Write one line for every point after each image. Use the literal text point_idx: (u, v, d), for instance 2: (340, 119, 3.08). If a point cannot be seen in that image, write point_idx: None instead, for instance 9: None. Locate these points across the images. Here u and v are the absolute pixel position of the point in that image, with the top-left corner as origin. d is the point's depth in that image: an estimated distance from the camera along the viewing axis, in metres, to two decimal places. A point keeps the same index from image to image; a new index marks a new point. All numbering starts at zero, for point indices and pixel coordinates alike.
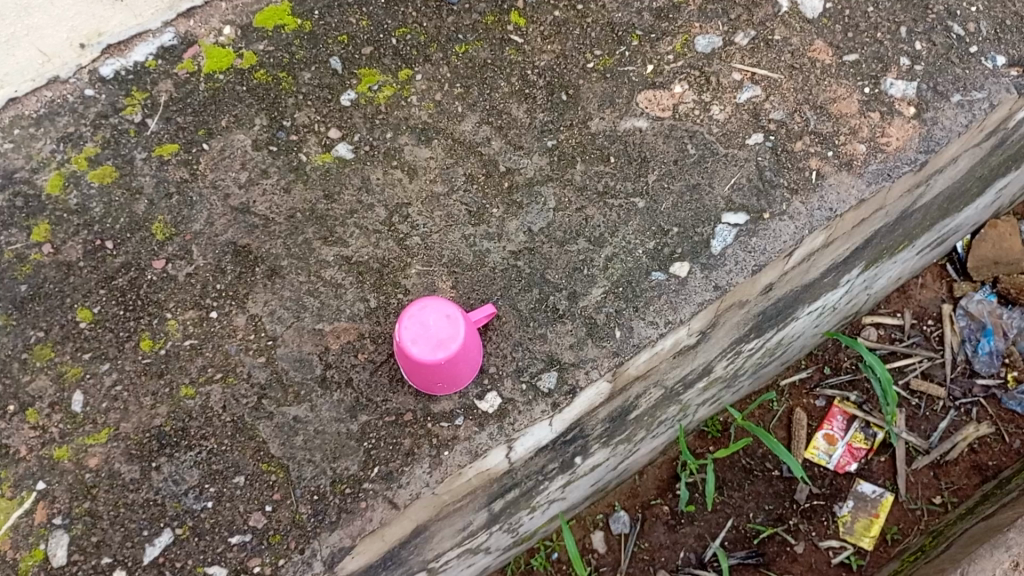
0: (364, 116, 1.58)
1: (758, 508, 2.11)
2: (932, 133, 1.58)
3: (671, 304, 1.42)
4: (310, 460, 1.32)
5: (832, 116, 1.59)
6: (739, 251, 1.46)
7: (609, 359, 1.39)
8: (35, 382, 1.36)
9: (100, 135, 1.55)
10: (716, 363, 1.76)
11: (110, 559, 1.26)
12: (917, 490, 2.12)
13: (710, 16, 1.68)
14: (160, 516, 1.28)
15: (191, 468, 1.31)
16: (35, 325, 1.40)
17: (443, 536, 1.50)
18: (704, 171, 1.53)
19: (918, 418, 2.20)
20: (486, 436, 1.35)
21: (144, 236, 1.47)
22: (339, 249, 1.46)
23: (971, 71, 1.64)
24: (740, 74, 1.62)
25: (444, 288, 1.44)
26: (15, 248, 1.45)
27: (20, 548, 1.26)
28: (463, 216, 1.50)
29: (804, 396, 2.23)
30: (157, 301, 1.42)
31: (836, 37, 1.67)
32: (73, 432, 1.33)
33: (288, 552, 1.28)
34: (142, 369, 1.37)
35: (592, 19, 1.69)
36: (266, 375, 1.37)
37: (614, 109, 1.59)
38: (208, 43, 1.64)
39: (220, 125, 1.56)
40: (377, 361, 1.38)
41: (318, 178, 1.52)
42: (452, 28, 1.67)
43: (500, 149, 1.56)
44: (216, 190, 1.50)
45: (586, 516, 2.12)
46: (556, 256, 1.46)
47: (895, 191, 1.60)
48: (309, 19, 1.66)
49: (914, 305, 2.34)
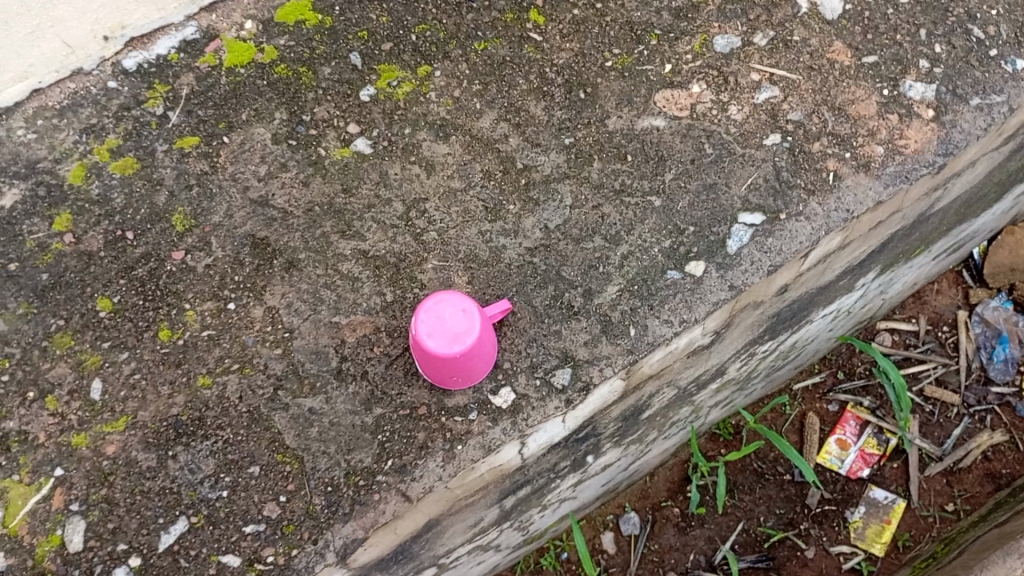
0: (383, 112, 1.59)
1: (768, 512, 2.11)
2: (951, 136, 1.58)
3: (685, 304, 1.43)
4: (325, 451, 1.33)
5: (851, 117, 1.59)
6: (755, 251, 1.46)
7: (624, 356, 1.40)
8: (54, 369, 1.38)
9: (123, 127, 1.56)
10: (729, 365, 1.76)
11: (125, 546, 1.27)
12: (929, 497, 2.11)
13: (729, 16, 1.68)
14: (175, 504, 1.30)
15: (207, 457, 1.33)
16: (55, 313, 1.41)
17: (454, 531, 1.51)
18: (721, 170, 1.53)
19: (931, 424, 2.19)
20: (499, 432, 1.35)
21: (164, 227, 1.48)
22: (356, 243, 1.47)
23: (991, 74, 1.64)
24: (759, 75, 1.62)
25: (460, 283, 1.45)
26: (37, 237, 1.47)
27: (37, 533, 1.28)
28: (480, 212, 1.50)
29: (817, 401, 2.23)
30: (175, 292, 1.43)
31: (855, 38, 1.66)
32: (92, 419, 1.34)
33: (301, 543, 1.29)
34: (160, 359, 1.39)
35: (611, 18, 1.69)
36: (282, 367, 1.38)
37: (632, 108, 1.59)
38: (230, 37, 1.65)
39: (241, 118, 1.57)
40: (392, 354, 1.39)
41: (336, 172, 1.53)
42: (471, 25, 1.68)
43: (517, 146, 1.57)
44: (236, 183, 1.52)
45: (596, 516, 2.12)
46: (572, 253, 1.46)
47: (913, 194, 1.59)
48: (331, 15, 1.67)
49: (928, 311, 2.33)
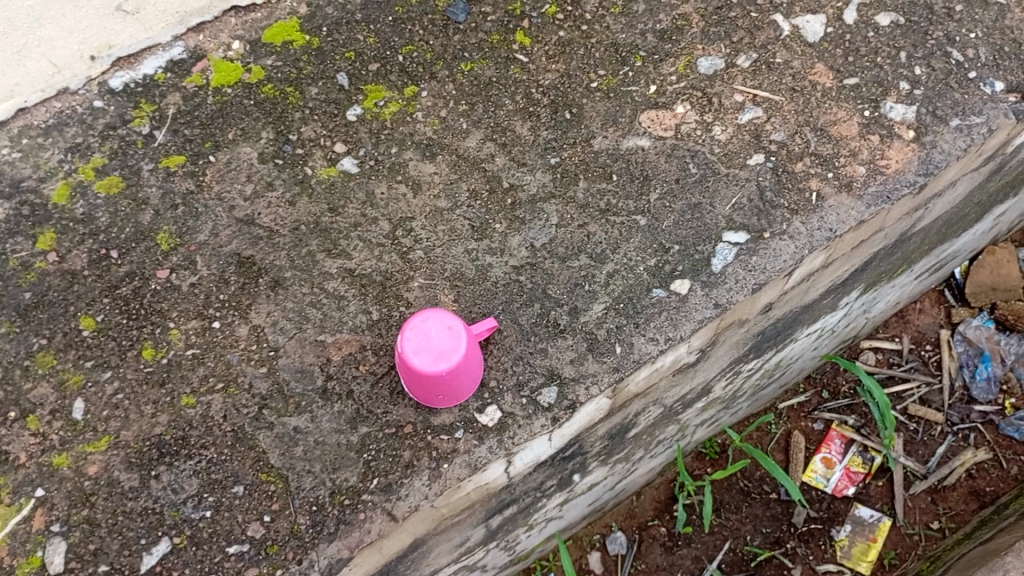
0: (370, 131, 1.60)
1: (755, 531, 2.10)
2: (931, 157, 1.60)
3: (671, 322, 1.43)
4: (310, 470, 1.32)
5: (833, 137, 1.61)
6: (740, 269, 1.47)
7: (610, 374, 1.40)
8: (36, 389, 1.36)
9: (108, 145, 1.56)
10: (715, 384, 1.76)
11: (107, 568, 1.26)
12: (914, 515, 2.12)
13: (713, 38, 1.70)
14: (158, 525, 1.28)
15: (190, 477, 1.31)
16: (37, 332, 1.40)
17: (440, 551, 1.50)
18: (706, 190, 1.54)
19: (916, 443, 2.20)
20: (486, 450, 1.35)
21: (149, 245, 1.48)
22: (343, 262, 1.47)
23: (969, 96, 1.67)
24: (743, 96, 1.64)
25: (446, 301, 1.45)
26: (20, 255, 1.46)
27: (17, 555, 1.26)
28: (466, 230, 1.51)
29: (802, 420, 2.24)
30: (160, 310, 1.43)
31: (836, 60, 1.69)
32: (74, 439, 1.33)
33: (285, 563, 1.28)
34: (144, 378, 1.38)
35: (597, 40, 1.71)
36: (267, 386, 1.37)
37: (617, 128, 1.61)
38: (217, 57, 1.66)
39: (227, 138, 1.58)
40: (378, 373, 1.39)
41: (322, 191, 1.53)
42: (458, 46, 1.70)
43: (503, 165, 1.58)
44: (222, 202, 1.51)
45: (582, 536, 2.12)
46: (558, 271, 1.47)
47: (894, 214, 1.62)
48: (318, 36, 1.69)
49: (911, 329, 2.35)
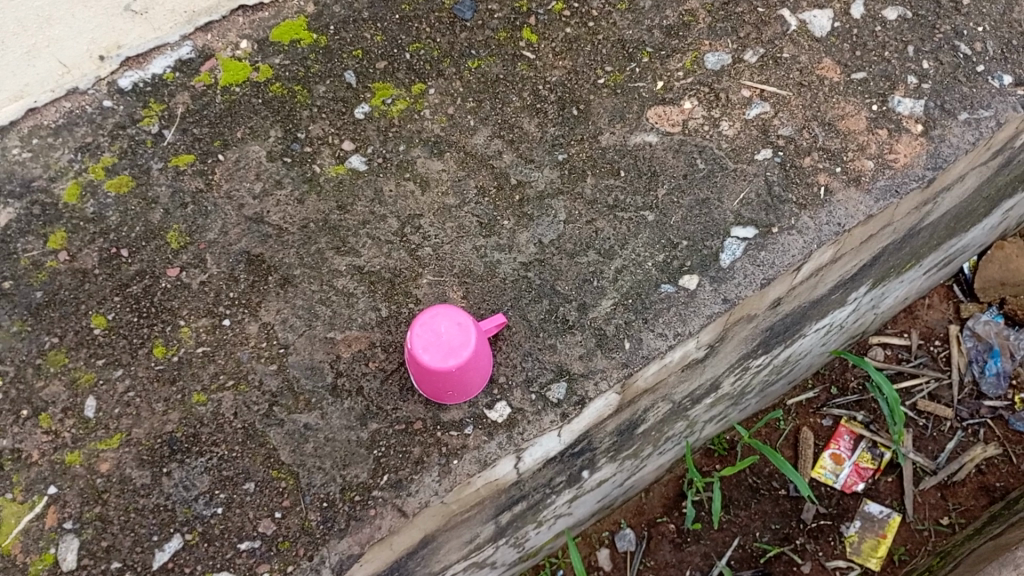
0: (377, 129, 1.61)
1: (764, 528, 2.10)
2: (940, 150, 1.60)
3: (680, 317, 1.43)
4: (320, 467, 1.32)
5: (841, 132, 1.61)
6: (748, 264, 1.47)
7: (619, 370, 1.40)
8: (48, 388, 1.37)
9: (117, 145, 1.57)
10: (723, 380, 1.77)
11: (119, 564, 1.27)
12: (924, 511, 2.11)
13: (720, 34, 1.70)
14: (169, 522, 1.29)
15: (201, 474, 1.32)
16: (49, 331, 1.41)
17: (450, 547, 1.50)
18: (714, 185, 1.54)
19: (925, 439, 2.20)
20: (495, 446, 1.35)
21: (159, 244, 1.48)
22: (352, 259, 1.48)
23: (978, 90, 1.66)
24: (750, 91, 1.64)
25: (455, 297, 1.45)
26: (31, 255, 1.47)
27: (29, 552, 1.27)
28: (475, 227, 1.51)
29: (811, 416, 2.23)
30: (170, 309, 1.43)
31: (844, 55, 1.68)
32: (86, 437, 1.34)
33: (296, 559, 1.28)
34: (155, 376, 1.38)
35: (603, 36, 1.71)
36: (277, 383, 1.38)
37: (624, 124, 1.61)
38: (225, 56, 1.67)
39: (235, 136, 1.58)
40: (387, 369, 1.39)
41: (331, 189, 1.54)
42: (465, 44, 1.70)
43: (511, 162, 1.58)
44: (231, 200, 1.52)
45: (592, 534, 2.12)
46: (566, 267, 1.47)
47: (903, 208, 1.61)
48: (325, 34, 1.69)
49: (920, 325, 2.35)
